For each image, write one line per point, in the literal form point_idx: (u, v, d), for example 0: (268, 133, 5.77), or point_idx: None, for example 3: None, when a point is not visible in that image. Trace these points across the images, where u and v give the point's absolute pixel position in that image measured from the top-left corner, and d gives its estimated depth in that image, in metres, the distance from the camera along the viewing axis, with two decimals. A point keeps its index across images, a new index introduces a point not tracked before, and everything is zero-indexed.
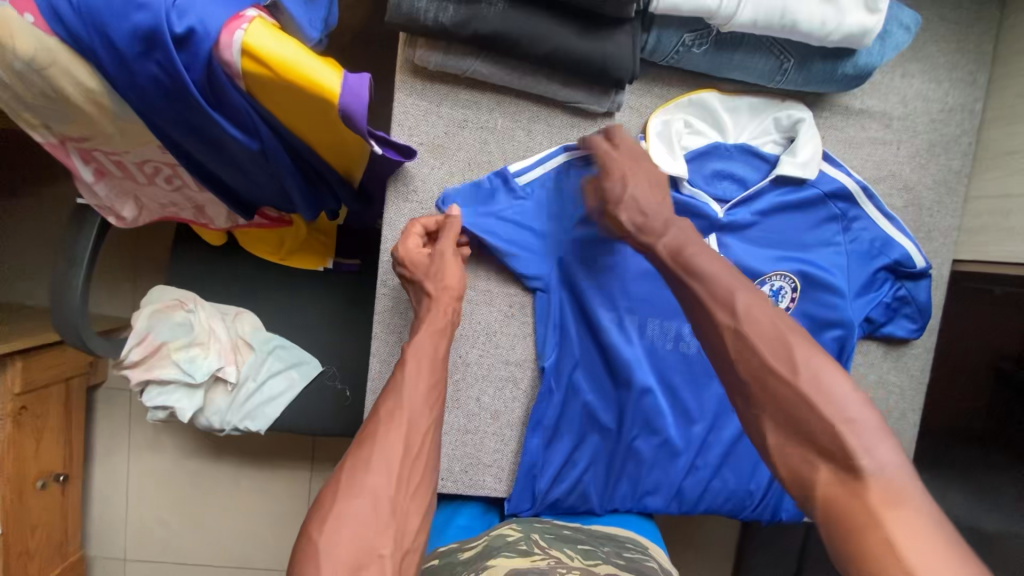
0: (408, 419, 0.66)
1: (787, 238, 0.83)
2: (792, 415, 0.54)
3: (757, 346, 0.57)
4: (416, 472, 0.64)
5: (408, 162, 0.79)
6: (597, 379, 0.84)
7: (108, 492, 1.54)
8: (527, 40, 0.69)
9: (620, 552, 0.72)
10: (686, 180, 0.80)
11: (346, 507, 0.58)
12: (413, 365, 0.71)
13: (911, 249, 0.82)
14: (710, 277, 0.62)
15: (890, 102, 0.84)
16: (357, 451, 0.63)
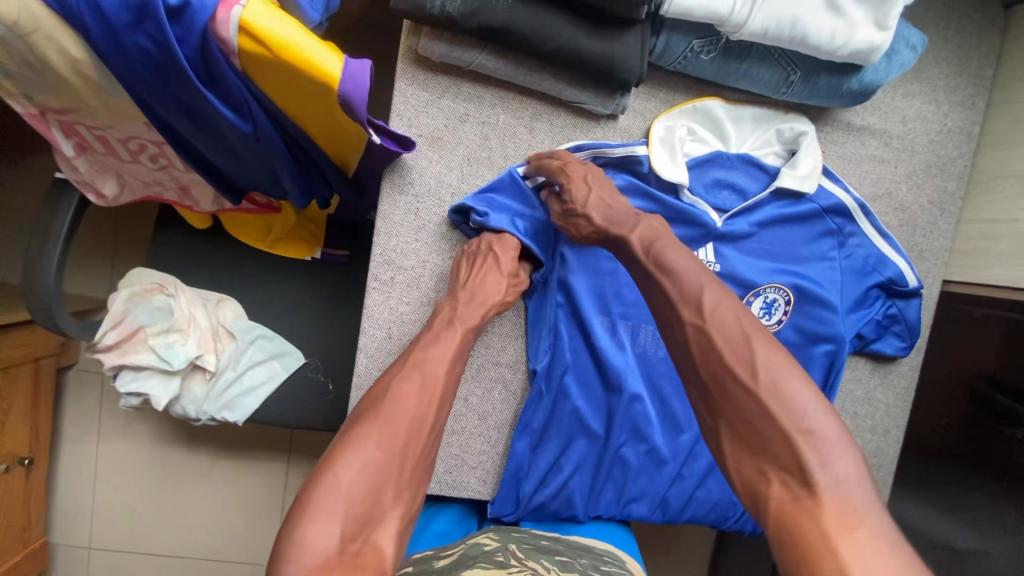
0: (438, 394, 0.66)
1: (783, 250, 0.83)
2: (755, 430, 0.54)
3: (722, 351, 0.57)
4: (433, 447, 0.64)
5: (406, 154, 0.77)
6: (588, 385, 0.83)
7: (74, 477, 1.49)
8: (535, 35, 0.68)
9: (597, 565, 0.71)
10: (686, 188, 0.79)
11: (371, 456, 0.56)
12: (453, 344, 0.70)
13: (904, 268, 0.82)
14: (681, 274, 0.63)
15: (890, 121, 0.84)
16: (392, 403, 0.61)
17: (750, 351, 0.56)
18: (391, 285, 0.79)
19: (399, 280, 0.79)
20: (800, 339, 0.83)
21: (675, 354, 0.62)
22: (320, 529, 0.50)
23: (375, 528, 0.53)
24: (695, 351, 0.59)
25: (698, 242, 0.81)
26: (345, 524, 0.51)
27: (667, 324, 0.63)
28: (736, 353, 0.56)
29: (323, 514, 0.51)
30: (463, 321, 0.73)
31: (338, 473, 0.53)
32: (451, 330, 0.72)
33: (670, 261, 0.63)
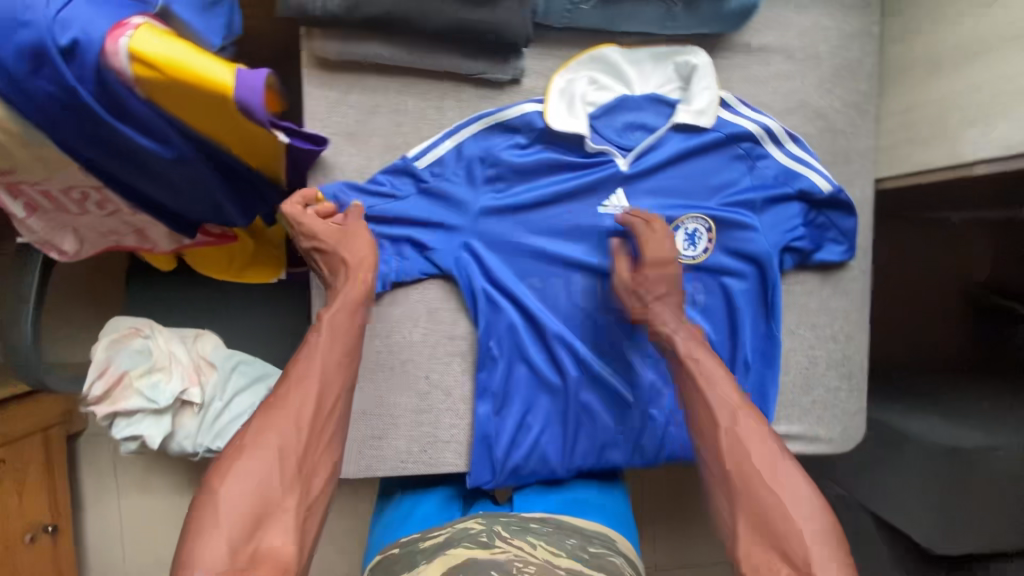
0: (317, 385, 0.67)
1: (696, 184, 0.86)
2: (770, 526, 0.60)
3: (747, 447, 0.65)
4: (324, 433, 0.66)
5: (323, 152, 0.80)
6: (542, 343, 0.85)
7: (102, 539, 1.54)
8: (415, 14, 0.71)
9: (584, 546, 0.71)
10: (589, 140, 0.83)
11: (246, 464, 0.60)
12: (319, 335, 0.71)
13: (815, 177, 0.84)
14: (711, 377, 0.70)
15: (788, 36, 0.86)
16: (258, 419, 0.64)
17: (770, 455, 0.64)
18: None
19: None
20: (735, 263, 0.86)
21: (700, 444, 0.69)
22: (205, 553, 0.54)
23: (268, 525, 0.58)
24: (724, 448, 0.66)
25: (609, 188, 0.85)
26: (231, 541, 0.55)
27: (697, 425, 0.70)
28: (752, 442, 0.65)
29: (210, 536, 0.55)
30: (331, 307, 0.74)
31: (219, 497, 0.58)
32: (327, 316, 0.73)
33: (707, 366, 0.71)
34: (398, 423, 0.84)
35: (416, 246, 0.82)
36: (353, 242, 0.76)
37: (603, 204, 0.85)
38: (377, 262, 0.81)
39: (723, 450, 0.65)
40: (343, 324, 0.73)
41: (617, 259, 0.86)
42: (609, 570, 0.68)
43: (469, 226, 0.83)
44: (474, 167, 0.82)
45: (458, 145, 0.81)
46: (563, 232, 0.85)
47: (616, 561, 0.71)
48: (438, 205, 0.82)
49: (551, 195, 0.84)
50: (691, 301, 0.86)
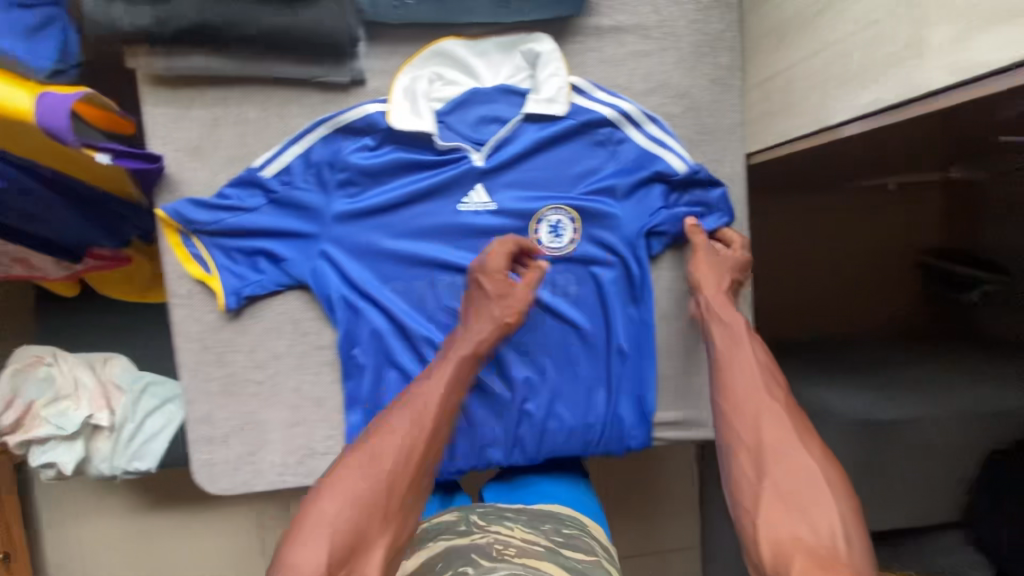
0: (429, 411, 0.67)
1: (557, 174, 0.84)
2: (799, 492, 0.60)
3: (783, 421, 0.68)
4: (424, 472, 0.65)
5: (166, 170, 0.79)
6: (411, 346, 0.84)
7: (61, 564, 1.56)
8: (231, 24, 0.70)
9: (558, 528, 0.76)
10: (437, 137, 0.81)
11: (339, 479, 0.61)
12: (448, 371, 0.71)
13: (670, 158, 0.83)
14: (745, 361, 0.76)
15: (641, 13, 0.83)
16: (385, 428, 0.65)
17: (808, 438, 0.65)
18: (191, 298, 0.81)
19: (197, 291, 0.81)
20: (599, 251, 0.86)
21: (728, 423, 0.71)
22: (297, 555, 0.55)
23: (362, 556, 0.57)
24: (760, 422, 0.68)
25: (467, 185, 0.84)
26: (331, 553, 0.55)
27: (735, 400, 0.72)
28: (783, 425, 0.67)
29: (305, 543, 0.56)
30: (460, 349, 0.74)
31: (321, 504, 0.59)
32: (449, 355, 0.73)
33: (742, 354, 0.76)
34: (273, 437, 0.84)
35: (274, 258, 0.82)
36: (482, 300, 0.77)
37: (461, 202, 0.84)
38: (235, 277, 0.81)
39: (755, 424, 0.68)
40: (462, 371, 0.72)
41: (483, 255, 0.85)
42: (582, 548, 0.72)
43: (326, 233, 0.82)
44: (324, 173, 0.81)
45: (304, 152, 0.80)
46: (424, 230, 0.84)
47: (588, 542, 0.75)
48: (292, 215, 0.82)
49: (408, 195, 0.83)
50: (563, 292, 0.86)
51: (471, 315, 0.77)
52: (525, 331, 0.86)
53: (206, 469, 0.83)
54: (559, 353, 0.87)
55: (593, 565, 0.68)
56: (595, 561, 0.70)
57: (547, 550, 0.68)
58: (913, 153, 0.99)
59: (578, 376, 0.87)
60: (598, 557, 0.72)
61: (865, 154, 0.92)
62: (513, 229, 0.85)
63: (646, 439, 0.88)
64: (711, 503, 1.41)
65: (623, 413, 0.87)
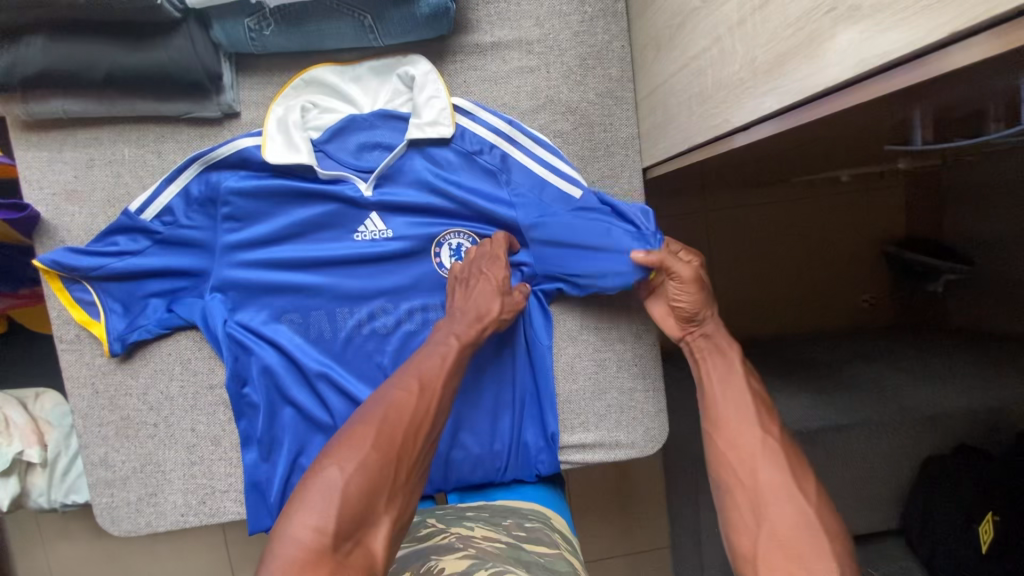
0: (426, 394, 0.67)
1: (451, 198, 0.81)
2: (796, 531, 0.58)
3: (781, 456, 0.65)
4: (421, 455, 0.64)
5: (42, 216, 0.78)
6: (304, 382, 0.82)
7: None
8: (82, 67, 0.69)
9: (521, 522, 0.74)
10: (318, 167, 0.78)
11: (355, 452, 0.59)
12: (452, 354, 0.72)
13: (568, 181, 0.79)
14: (742, 389, 0.72)
15: (523, 27, 0.80)
16: (395, 400, 0.65)
17: (803, 476, 0.63)
18: (78, 342, 0.80)
19: (84, 335, 0.80)
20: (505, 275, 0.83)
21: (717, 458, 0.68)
22: (298, 525, 0.53)
23: (367, 529, 0.56)
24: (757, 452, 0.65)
25: (360, 216, 0.81)
26: (338, 521, 0.54)
27: (737, 424, 0.69)
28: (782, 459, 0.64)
29: (315, 512, 0.54)
30: (454, 337, 0.73)
31: (331, 472, 0.57)
32: (452, 337, 0.73)
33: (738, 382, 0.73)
34: (171, 477, 0.83)
35: (162, 299, 0.80)
36: (479, 289, 0.76)
37: (357, 233, 0.81)
38: (123, 321, 0.79)
39: (750, 457, 0.65)
40: (464, 356, 0.73)
41: (377, 284, 0.81)
42: (545, 541, 0.70)
43: (213, 271, 0.79)
44: (207, 210, 0.78)
45: (182, 191, 0.77)
46: (313, 262, 0.80)
47: (552, 536, 0.73)
48: (178, 254, 0.79)
49: (295, 226, 0.80)
50: None
51: (462, 301, 0.77)
52: None
53: (107, 511, 0.83)
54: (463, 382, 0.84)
55: (555, 558, 0.66)
56: (558, 554, 0.67)
57: (509, 546, 0.65)
58: (839, 161, 0.94)
59: (484, 405, 0.84)
60: (561, 550, 0.69)
61: (782, 165, 0.87)
62: (410, 257, 0.82)
63: (555, 462, 0.85)
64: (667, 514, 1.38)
65: (530, 438, 0.85)
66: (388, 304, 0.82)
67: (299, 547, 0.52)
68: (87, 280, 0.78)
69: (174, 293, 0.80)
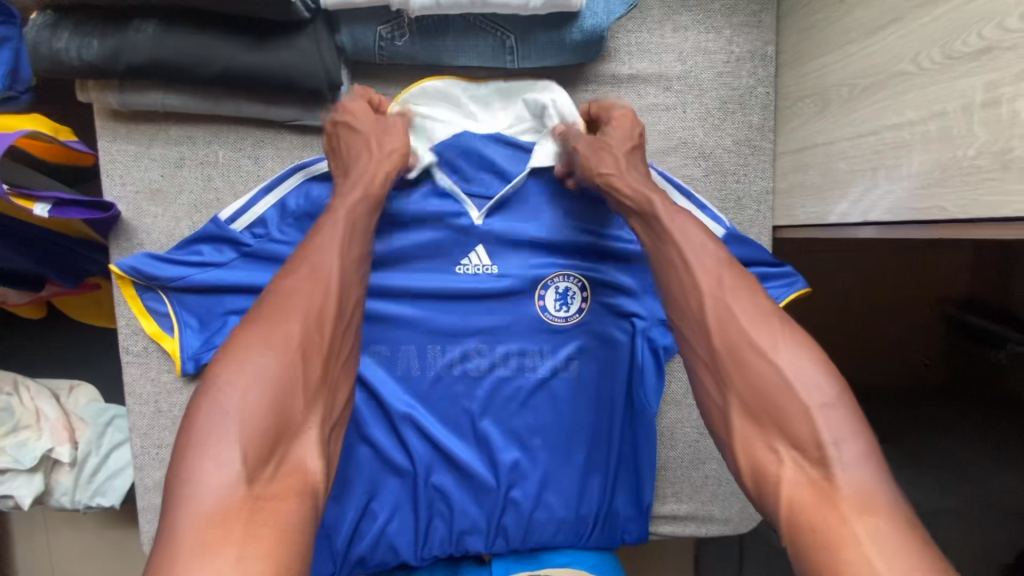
0: (326, 274, 0.54)
1: (569, 235, 0.75)
2: (773, 402, 0.48)
3: (740, 315, 0.51)
4: (343, 341, 0.53)
5: (122, 216, 0.71)
6: (385, 421, 0.75)
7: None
8: (192, 61, 0.61)
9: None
10: (434, 167, 0.71)
11: (244, 360, 0.47)
12: (346, 216, 0.59)
13: None
14: (685, 242, 0.57)
15: (664, 62, 0.73)
16: (288, 293, 0.52)
17: (773, 322, 0.51)
18: (145, 355, 0.73)
19: (154, 347, 0.73)
20: (612, 323, 0.76)
21: (684, 337, 0.55)
22: (202, 464, 0.42)
23: (288, 441, 0.46)
24: (714, 322, 0.52)
25: (468, 244, 0.74)
26: (246, 446, 0.44)
27: (681, 300, 0.55)
28: (751, 313, 0.51)
29: (212, 445, 0.43)
30: (352, 196, 0.60)
31: (220, 397, 0.45)
32: (338, 205, 0.60)
33: (679, 232, 0.57)
34: None
35: (242, 316, 0.72)
36: (387, 133, 0.66)
37: (461, 261, 0.74)
38: (198, 337, 0.72)
39: (713, 326, 0.52)
40: (362, 216, 0.60)
41: (475, 321, 0.75)
42: None
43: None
44: (302, 224, 0.71)
45: (280, 203, 0.71)
46: (410, 292, 0.74)
47: None
48: (264, 268, 0.71)
49: (396, 250, 0.73)
50: (564, 370, 0.76)
51: (347, 157, 0.65)
52: (516, 412, 0.77)
53: None
54: (554, 437, 0.77)
55: None
56: None
57: None
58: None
59: (574, 463, 0.77)
60: None
61: None
62: (512, 296, 0.75)
63: (643, 532, 0.79)
64: None
65: (621, 505, 0.78)
66: (485, 346, 0.75)
67: (206, 499, 0.41)
68: (166, 289, 0.71)
69: None
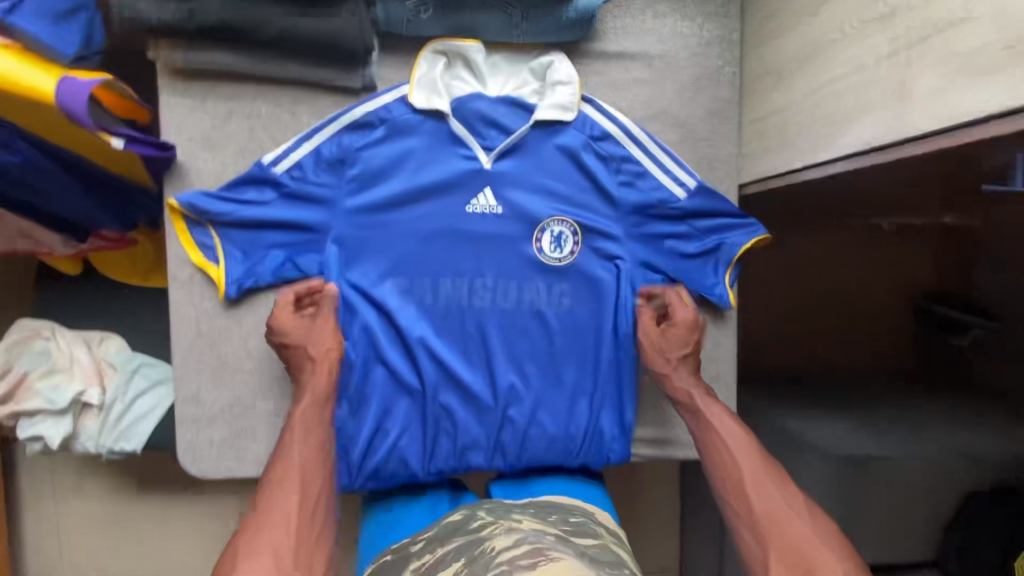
0: (295, 477, 0.72)
1: (565, 184, 0.87)
2: (798, 551, 0.66)
3: (772, 488, 0.73)
4: (314, 527, 0.70)
5: (176, 158, 0.82)
6: (399, 345, 0.86)
7: (43, 541, 1.63)
8: (252, 25, 0.74)
9: (566, 519, 0.77)
10: (450, 116, 0.84)
11: (248, 559, 0.63)
12: (309, 415, 0.78)
13: (669, 186, 0.87)
14: (728, 431, 0.79)
15: (646, 43, 0.87)
16: (274, 508, 0.69)
17: (800, 506, 0.71)
18: (191, 283, 0.83)
19: (197, 276, 0.83)
20: (599, 264, 0.88)
21: (729, 497, 0.75)
22: None
23: None
24: (755, 493, 0.73)
25: (476, 187, 0.86)
26: None
27: (721, 465, 0.77)
28: (778, 489, 0.73)
29: None
30: (302, 402, 0.78)
31: None
32: (293, 413, 0.78)
33: (729, 433, 0.79)
34: (257, 424, 0.85)
35: (280, 249, 0.84)
36: (317, 331, 0.81)
37: (469, 203, 0.86)
38: (241, 266, 0.82)
39: (753, 495, 0.73)
40: (314, 418, 0.78)
41: (480, 261, 0.87)
42: (590, 533, 0.75)
43: (333, 227, 0.84)
44: (336, 169, 0.83)
45: (316, 150, 0.82)
46: (425, 232, 0.86)
47: (596, 529, 0.77)
48: (301, 208, 0.83)
49: (412, 195, 0.85)
50: (556, 305, 0.88)
51: (296, 372, 0.81)
52: (514, 340, 0.88)
53: (189, 448, 0.85)
54: (546, 362, 0.88)
55: (601, 549, 0.70)
56: (603, 544, 0.72)
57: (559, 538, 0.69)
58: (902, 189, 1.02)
59: (564, 387, 0.88)
60: (606, 542, 0.74)
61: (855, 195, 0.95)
62: (515, 237, 0.87)
63: (625, 452, 0.90)
64: None
65: (606, 426, 0.89)
66: (490, 283, 0.87)
67: None
68: (212, 221, 0.81)
69: (293, 245, 0.84)
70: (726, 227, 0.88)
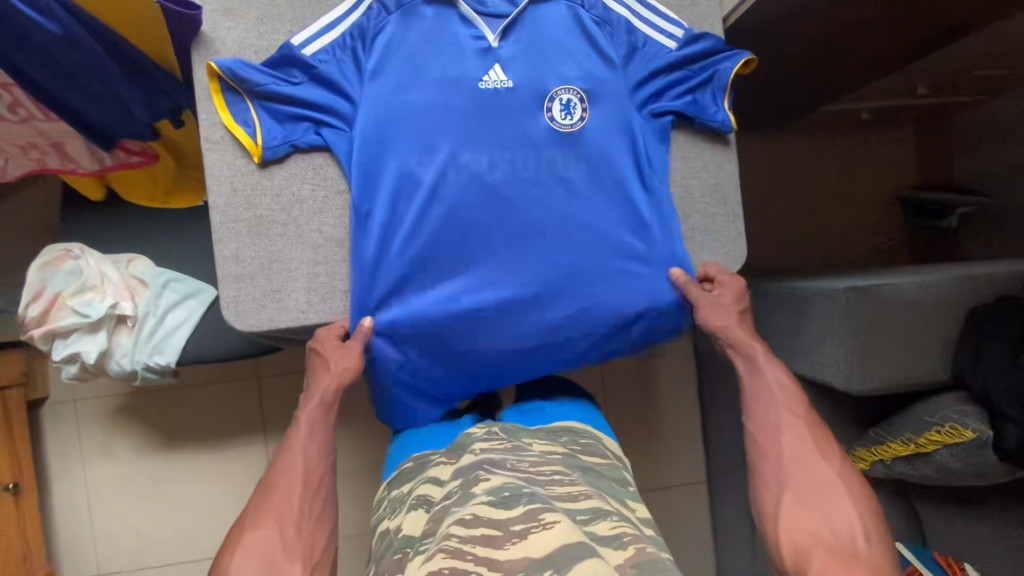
0: (302, 467, 0.78)
1: (566, 44, 0.93)
2: (811, 492, 0.73)
3: (803, 435, 0.79)
4: (318, 505, 0.76)
5: (202, 27, 0.88)
6: (424, 201, 0.89)
7: (70, 510, 1.54)
8: None
9: (576, 439, 0.86)
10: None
11: (250, 539, 0.71)
12: (307, 420, 0.83)
13: (658, 37, 0.95)
14: (770, 380, 0.84)
15: None
16: (280, 483, 0.76)
17: (825, 455, 0.77)
18: (222, 142, 0.88)
19: (229, 137, 0.88)
20: (609, 126, 0.93)
21: (759, 433, 0.81)
22: None
23: None
24: (784, 436, 0.79)
25: (488, 64, 0.91)
26: None
27: (760, 407, 0.83)
28: (812, 435, 0.79)
29: None
30: (309, 403, 0.85)
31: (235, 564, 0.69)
32: (301, 416, 0.84)
33: (771, 374, 0.85)
34: (296, 276, 0.90)
35: (309, 122, 0.90)
36: (344, 353, 0.86)
37: (482, 79, 0.90)
38: (277, 134, 0.88)
39: (774, 438, 0.79)
40: (318, 418, 0.84)
41: (494, 114, 0.90)
42: (599, 453, 0.85)
43: (359, 101, 0.89)
44: (359, 53, 0.89)
45: (342, 37, 0.89)
46: (440, 86, 0.90)
47: (604, 451, 0.87)
48: (327, 88, 0.89)
49: (434, 65, 0.90)
50: (573, 155, 0.92)
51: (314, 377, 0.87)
52: (537, 187, 0.91)
53: (232, 305, 0.88)
54: (598, 215, 0.92)
55: (609, 467, 0.82)
56: (610, 464, 0.83)
57: (565, 456, 0.80)
58: (867, 18, 1.13)
59: (590, 230, 0.92)
60: (614, 462, 0.85)
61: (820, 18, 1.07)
62: (527, 109, 0.91)
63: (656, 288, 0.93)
64: (726, 411, 1.46)
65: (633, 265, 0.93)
66: (507, 138, 0.90)
67: None
68: (242, 88, 0.87)
69: (321, 119, 0.90)
70: (714, 62, 0.96)
